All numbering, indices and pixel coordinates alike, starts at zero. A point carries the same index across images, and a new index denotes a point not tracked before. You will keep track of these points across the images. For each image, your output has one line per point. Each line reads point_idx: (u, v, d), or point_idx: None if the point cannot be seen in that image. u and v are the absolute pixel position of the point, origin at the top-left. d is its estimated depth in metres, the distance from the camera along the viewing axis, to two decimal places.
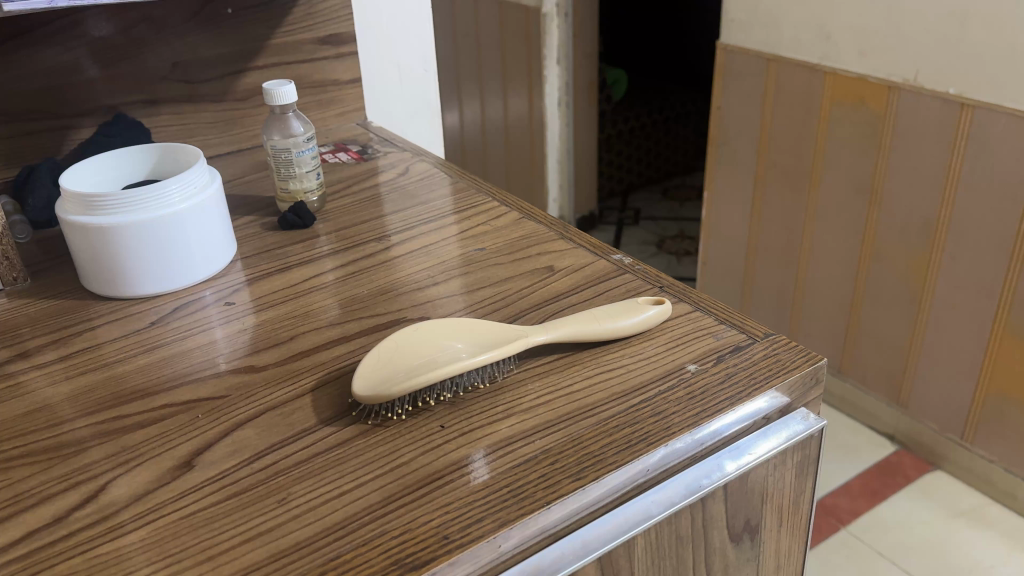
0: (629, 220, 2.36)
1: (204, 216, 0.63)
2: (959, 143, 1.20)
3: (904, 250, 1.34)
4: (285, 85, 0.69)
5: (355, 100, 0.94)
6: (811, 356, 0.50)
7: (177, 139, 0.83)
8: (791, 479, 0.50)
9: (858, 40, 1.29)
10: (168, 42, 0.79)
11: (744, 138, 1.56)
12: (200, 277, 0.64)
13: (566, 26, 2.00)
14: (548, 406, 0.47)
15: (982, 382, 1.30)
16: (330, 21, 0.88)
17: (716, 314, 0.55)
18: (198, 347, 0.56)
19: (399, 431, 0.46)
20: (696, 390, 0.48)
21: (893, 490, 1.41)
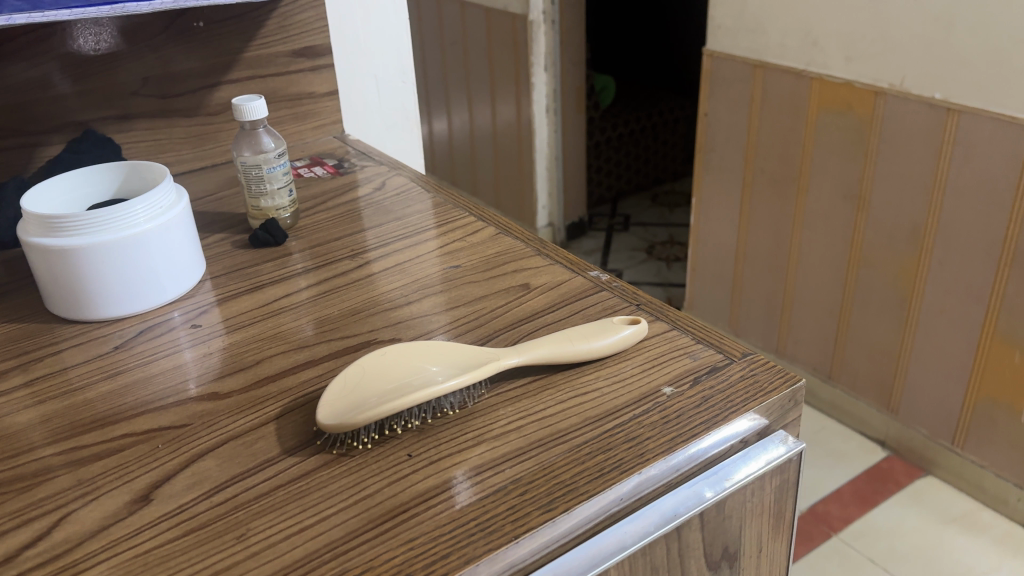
0: (619, 226, 2.35)
1: (169, 236, 0.61)
2: (945, 149, 1.19)
3: (892, 256, 1.33)
4: (254, 100, 0.67)
5: (332, 112, 0.92)
6: (789, 378, 0.49)
7: (149, 154, 0.82)
8: (770, 503, 0.49)
9: (844, 46, 1.29)
10: (139, 56, 0.78)
11: (731, 145, 1.55)
12: (168, 297, 0.63)
13: (553, 34, 1.98)
14: (520, 432, 0.46)
15: (971, 388, 1.29)
16: (305, 34, 0.86)
17: (693, 333, 0.54)
18: (163, 372, 0.55)
19: (368, 460, 0.44)
20: (671, 414, 0.46)
21: (885, 496, 1.40)
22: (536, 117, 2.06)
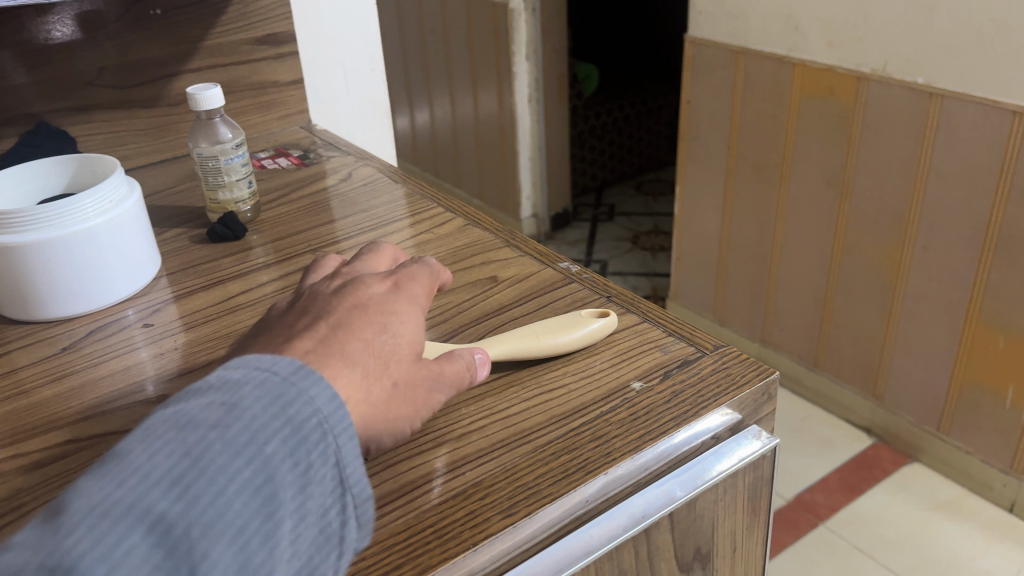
0: (604, 216, 2.33)
1: (119, 232, 0.59)
2: (928, 133, 1.18)
3: (874, 242, 1.32)
4: (210, 89, 0.65)
5: (298, 102, 0.89)
6: (762, 370, 0.47)
7: (107, 147, 0.79)
8: (744, 502, 0.47)
9: (825, 30, 1.27)
10: (96, 45, 0.75)
11: (714, 132, 1.53)
12: (121, 294, 0.60)
13: (534, 22, 1.95)
14: (482, 432, 0.44)
15: (956, 374, 1.28)
16: (268, 21, 0.84)
17: (664, 325, 0.52)
18: (113, 374, 0.52)
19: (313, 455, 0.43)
20: (641, 410, 0.44)
21: (871, 484, 1.39)
22: (519, 107, 2.03)
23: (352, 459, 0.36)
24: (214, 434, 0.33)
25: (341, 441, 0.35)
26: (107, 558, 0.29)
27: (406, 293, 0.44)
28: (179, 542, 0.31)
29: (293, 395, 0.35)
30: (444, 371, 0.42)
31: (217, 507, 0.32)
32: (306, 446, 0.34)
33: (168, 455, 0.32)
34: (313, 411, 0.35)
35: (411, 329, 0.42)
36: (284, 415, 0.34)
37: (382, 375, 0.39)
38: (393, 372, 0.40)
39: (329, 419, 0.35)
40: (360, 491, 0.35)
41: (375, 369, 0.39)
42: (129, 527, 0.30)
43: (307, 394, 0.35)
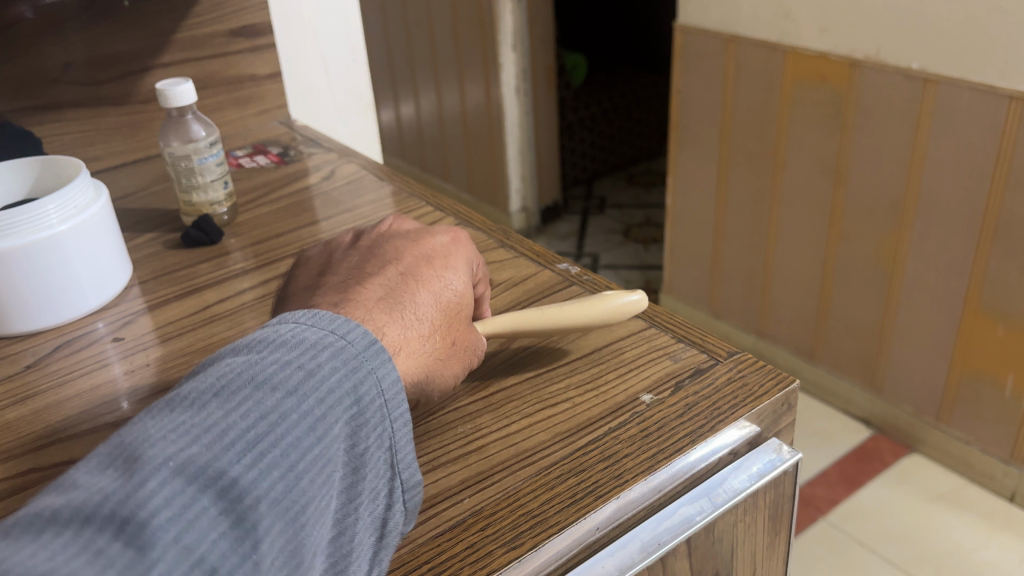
0: (594, 209, 2.29)
1: (86, 239, 0.55)
2: (924, 120, 1.14)
3: (871, 231, 1.27)
4: (181, 84, 0.61)
5: (277, 96, 0.85)
6: (782, 380, 0.43)
7: (75, 147, 0.74)
8: (764, 522, 0.43)
9: (817, 15, 1.23)
10: (61, 39, 0.70)
11: (706, 123, 1.48)
12: (90, 306, 0.56)
13: (520, 11, 1.91)
14: (481, 453, 0.41)
15: (955, 363, 1.24)
16: (244, 12, 0.80)
17: (673, 331, 0.49)
18: (80, 394, 0.48)
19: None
20: (652, 426, 0.41)
21: (871, 477, 1.34)
22: (506, 99, 1.99)
23: (407, 445, 0.36)
24: (288, 403, 0.34)
25: (398, 430, 0.36)
26: (179, 520, 0.29)
27: (463, 253, 0.47)
28: (247, 511, 0.30)
29: (365, 371, 0.36)
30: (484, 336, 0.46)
31: (286, 480, 0.32)
32: (366, 428, 0.35)
33: (245, 417, 0.32)
34: (379, 392, 0.36)
35: (466, 287, 0.45)
36: (354, 393, 0.35)
37: (442, 333, 0.43)
38: (450, 332, 0.43)
39: (392, 399, 0.36)
40: (409, 478, 0.36)
41: (435, 325, 0.42)
42: (201, 490, 0.30)
43: (376, 374, 0.36)
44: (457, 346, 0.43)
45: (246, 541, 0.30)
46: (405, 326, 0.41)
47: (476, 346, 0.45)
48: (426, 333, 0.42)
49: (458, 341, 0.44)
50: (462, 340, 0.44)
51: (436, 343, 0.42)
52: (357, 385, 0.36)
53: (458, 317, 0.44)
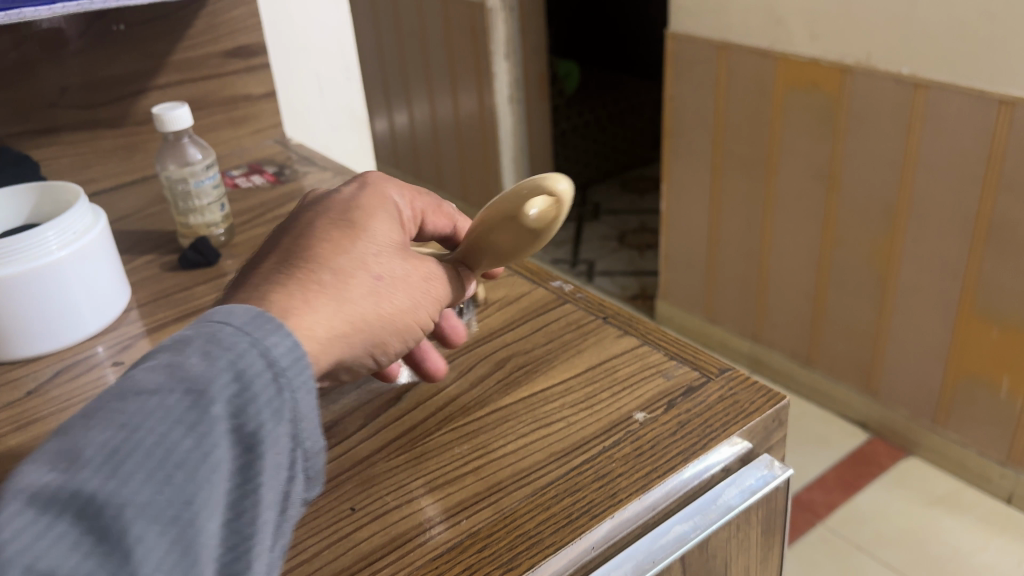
0: (589, 215, 2.30)
1: (85, 265, 0.55)
2: (915, 125, 1.14)
3: (864, 236, 1.28)
4: (177, 109, 0.62)
5: (272, 115, 0.86)
6: (772, 396, 0.44)
7: (73, 170, 0.75)
8: (758, 537, 0.44)
9: (807, 22, 1.23)
10: (59, 64, 0.71)
11: (698, 130, 1.49)
12: (89, 331, 0.57)
13: (512, 21, 1.91)
14: (478, 474, 0.41)
15: (950, 366, 1.24)
16: (238, 32, 0.80)
17: (665, 348, 0.49)
18: None
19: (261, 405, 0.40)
20: (645, 444, 0.42)
21: (868, 480, 1.34)
22: (499, 107, 2.00)
23: (311, 415, 0.31)
24: (155, 398, 0.28)
25: (301, 399, 0.31)
26: (30, 556, 0.24)
27: (369, 194, 0.41)
28: (111, 525, 0.25)
29: (247, 343, 0.30)
30: (434, 270, 0.40)
31: (158, 483, 0.26)
32: (255, 404, 0.29)
33: (100, 425, 0.27)
34: (267, 363, 0.30)
35: (385, 230, 0.39)
36: (237, 368, 0.29)
37: (367, 271, 0.37)
38: (380, 269, 0.37)
39: (287, 365, 0.31)
40: (312, 448, 0.31)
41: (354, 266, 0.36)
42: (55, 515, 0.24)
43: (264, 345, 0.31)
44: (395, 282, 0.38)
45: (113, 560, 0.25)
46: (313, 277, 0.35)
47: (422, 283, 0.39)
48: (344, 276, 0.36)
49: (395, 275, 0.38)
50: (400, 274, 0.38)
51: (362, 285, 0.36)
52: (233, 358, 0.30)
53: (384, 252, 0.38)
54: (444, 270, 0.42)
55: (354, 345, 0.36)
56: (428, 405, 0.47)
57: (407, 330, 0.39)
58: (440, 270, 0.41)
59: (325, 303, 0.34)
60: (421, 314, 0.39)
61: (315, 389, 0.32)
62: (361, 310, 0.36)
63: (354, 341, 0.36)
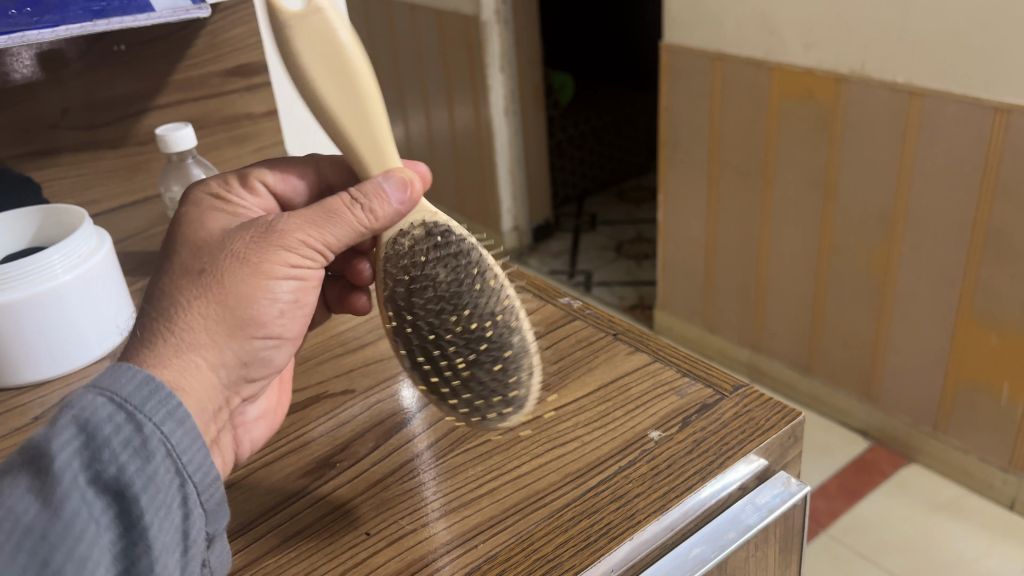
0: (585, 226, 2.29)
1: (90, 288, 0.55)
2: (911, 133, 1.14)
3: (862, 244, 1.27)
4: (181, 130, 0.63)
5: (273, 133, 0.86)
6: (787, 413, 0.44)
7: (74, 191, 0.75)
8: (774, 555, 0.43)
9: (801, 31, 1.23)
10: (58, 85, 0.71)
11: (694, 140, 1.48)
12: (95, 354, 0.56)
13: (506, 33, 1.91)
14: (493, 497, 0.41)
15: (950, 373, 1.24)
16: (237, 52, 0.80)
17: (677, 365, 0.49)
18: None
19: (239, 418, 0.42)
20: (661, 464, 0.41)
21: (870, 488, 1.33)
22: (494, 120, 1.99)
23: (182, 443, 0.34)
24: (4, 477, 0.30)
25: (167, 429, 0.34)
26: None
27: (210, 210, 0.44)
28: None
29: (87, 398, 0.32)
30: (285, 223, 0.41)
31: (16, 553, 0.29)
32: (109, 449, 0.32)
33: None
34: (118, 408, 0.33)
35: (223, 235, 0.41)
36: (81, 424, 0.32)
37: (201, 277, 0.39)
38: (217, 265, 0.39)
39: (140, 401, 0.33)
40: (199, 476, 0.34)
41: (190, 278, 0.39)
42: None
43: (108, 393, 0.33)
44: (241, 268, 0.39)
45: None
46: (153, 311, 0.38)
47: (278, 245, 0.41)
48: (179, 293, 0.38)
49: (239, 262, 0.40)
50: (245, 259, 0.40)
51: (200, 291, 0.38)
52: (78, 412, 0.32)
53: (225, 246, 0.40)
54: (309, 209, 0.42)
55: (216, 344, 0.38)
56: (439, 426, 0.47)
57: (283, 294, 0.41)
58: (297, 216, 0.41)
59: (164, 329, 0.37)
60: (296, 272, 0.41)
61: (180, 414, 0.34)
62: (212, 312, 0.38)
63: (218, 341, 0.38)
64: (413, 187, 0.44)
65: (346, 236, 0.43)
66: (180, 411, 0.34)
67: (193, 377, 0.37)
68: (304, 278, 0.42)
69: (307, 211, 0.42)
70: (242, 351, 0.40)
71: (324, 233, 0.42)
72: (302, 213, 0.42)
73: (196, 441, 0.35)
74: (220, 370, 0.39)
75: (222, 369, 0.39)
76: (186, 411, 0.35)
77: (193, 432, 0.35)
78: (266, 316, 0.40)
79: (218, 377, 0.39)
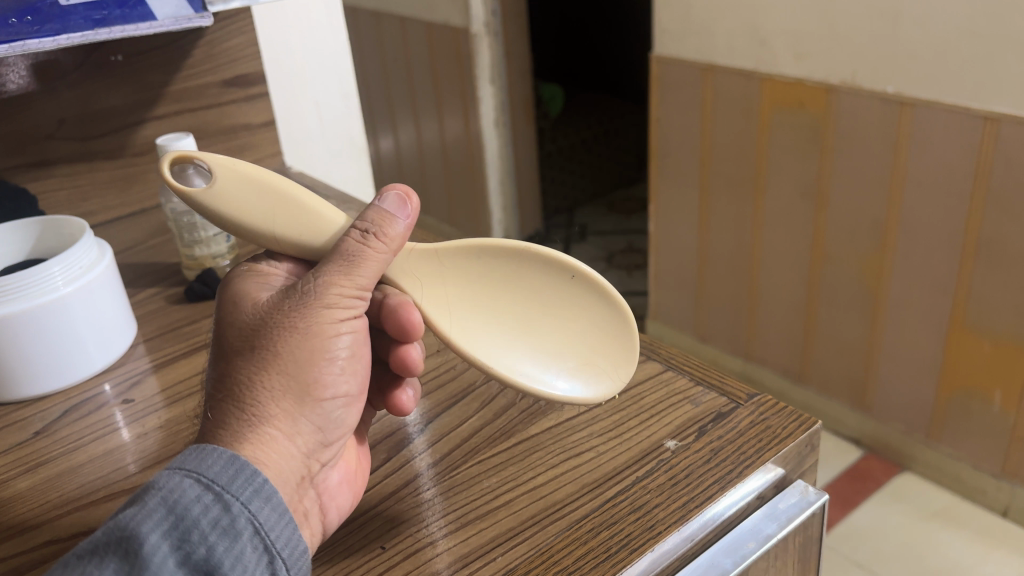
0: (576, 237, 2.29)
1: (90, 300, 0.54)
2: (902, 142, 1.15)
3: (853, 253, 1.28)
4: (182, 140, 0.63)
5: (270, 144, 0.85)
6: (804, 421, 0.43)
7: (70, 203, 0.74)
8: (793, 564, 0.43)
9: (791, 42, 1.23)
10: (54, 96, 0.70)
11: (685, 151, 1.48)
12: (95, 368, 0.55)
13: (496, 46, 1.91)
14: (509, 509, 0.40)
15: (943, 380, 1.24)
16: (235, 62, 0.80)
17: (691, 373, 0.49)
18: (93, 460, 0.48)
19: (322, 489, 0.38)
20: (680, 473, 0.41)
21: (864, 497, 1.33)
22: (485, 132, 1.99)
23: (271, 521, 0.34)
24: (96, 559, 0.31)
25: (254, 507, 0.34)
26: None
27: (246, 280, 0.43)
28: None
29: (176, 480, 0.33)
30: (320, 279, 0.40)
31: None
32: (198, 530, 0.32)
33: None
34: (205, 487, 0.33)
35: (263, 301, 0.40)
36: (170, 505, 0.32)
37: (254, 350, 0.38)
38: (264, 336, 0.38)
39: (227, 481, 0.34)
40: (289, 552, 0.35)
41: (245, 354, 0.38)
42: None
43: (194, 473, 0.34)
44: (291, 333, 0.38)
45: None
46: (216, 395, 0.37)
47: (321, 302, 0.39)
48: (237, 371, 0.37)
49: (288, 327, 0.38)
50: (294, 322, 0.38)
51: (259, 365, 0.37)
52: (167, 493, 0.33)
53: (267, 313, 0.39)
54: (334, 255, 0.41)
55: (283, 411, 0.37)
56: (450, 438, 0.46)
57: (342, 349, 0.40)
58: (329, 270, 0.40)
59: (235, 412, 0.36)
60: (347, 323, 0.40)
61: (267, 491, 0.35)
62: (277, 383, 0.37)
63: (289, 411, 0.37)
64: (410, 202, 0.42)
65: (377, 271, 0.42)
66: (267, 488, 0.35)
67: (273, 450, 0.36)
68: (355, 327, 0.41)
69: (332, 263, 0.40)
70: (314, 416, 0.38)
71: (360, 273, 0.40)
72: (330, 263, 0.40)
73: (284, 516, 0.35)
74: (298, 439, 0.38)
75: (299, 437, 0.38)
76: (273, 488, 0.35)
77: (280, 508, 0.35)
78: (330, 373, 0.39)
79: (298, 446, 0.38)
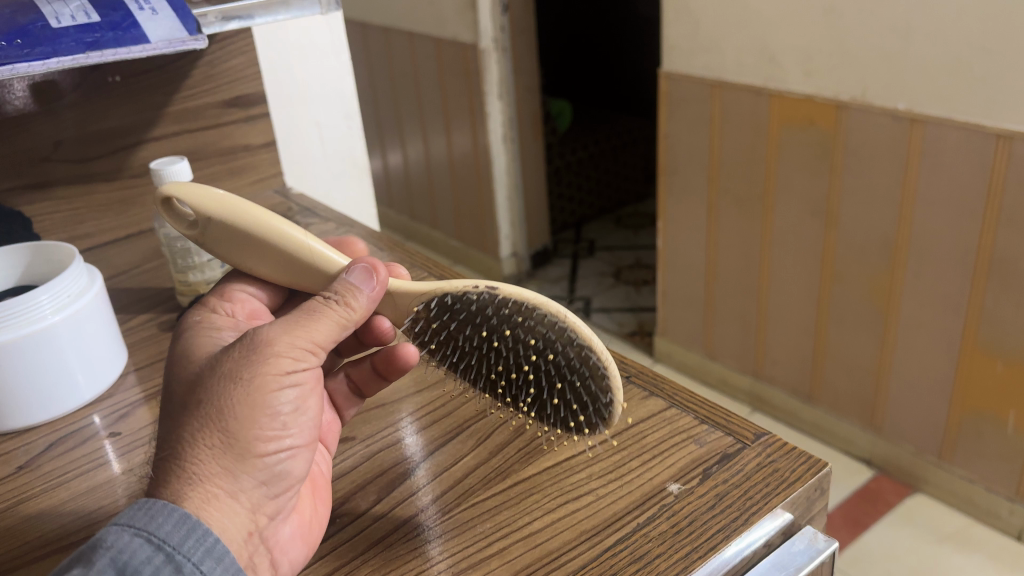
0: (584, 252, 2.27)
1: (80, 329, 0.53)
2: (913, 161, 1.13)
3: (864, 272, 1.25)
4: (177, 163, 0.61)
5: (271, 165, 0.84)
6: (814, 464, 0.42)
7: (67, 225, 0.73)
8: None
9: (801, 59, 1.22)
10: (52, 117, 0.69)
11: (693, 167, 1.46)
12: (85, 398, 0.54)
13: (505, 61, 1.90)
14: (504, 557, 0.39)
15: (955, 402, 1.21)
16: (236, 82, 0.79)
17: (695, 410, 0.47)
18: (77, 496, 0.46)
19: (272, 544, 0.37)
20: (682, 521, 0.39)
21: (875, 518, 1.29)
22: (493, 146, 1.98)
23: None
24: None
25: (206, 567, 0.33)
26: None
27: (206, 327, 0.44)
28: None
29: (124, 539, 0.32)
30: (266, 332, 0.38)
31: None
32: None
33: None
34: (155, 547, 0.32)
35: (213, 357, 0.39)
36: (118, 567, 0.31)
37: (196, 404, 0.36)
38: (206, 391, 0.36)
39: (178, 540, 0.33)
40: None
41: (189, 409, 0.36)
42: None
43: (146, 530, 0.32)
44: (232, 385, 0.36)
45: None
46: (161, 453, 0.36)
47: (265, 355, 0.37)
48: (179, 428, 0.36)
49: (231, 380, 0.37)
50: (237, 375, 0.37)
51: (198, 419, 0.35)
52: (115, 553, 0.32)
53: (213, 368, 0.37)
54: (286, 316, 0.39)
55: (220, 467, 0.35)
56: (444, 479, 0.44)
57: (287, 404, 0.38)
58: (276, 324, 0.39)
59: (173, 468, 0.35)
60: (294, 378, 0.38)
61: (219, 550, 0.34)
62: (215, 437, 0.35)
63: (230, 466, 0.35)
64: (377, 274, 0.42)
65: (334, 333, 0.40)
66: (218, 547, 0.34)
67: (216, 508, 0.35)
68: (304, 381, 0.39)
69: (283, 317, 0.39)
70: (257, 471, 0.37)
71: (309, 330, 0.39)
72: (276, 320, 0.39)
73: None
74: (241, 497, 0.36)
75: (243, 494, 0.36)
76: (225, 547, 0.34)
77: (233, 567, 0.34)
78: (274, 428, 0.37)
79: (241, 504, 0.36)
